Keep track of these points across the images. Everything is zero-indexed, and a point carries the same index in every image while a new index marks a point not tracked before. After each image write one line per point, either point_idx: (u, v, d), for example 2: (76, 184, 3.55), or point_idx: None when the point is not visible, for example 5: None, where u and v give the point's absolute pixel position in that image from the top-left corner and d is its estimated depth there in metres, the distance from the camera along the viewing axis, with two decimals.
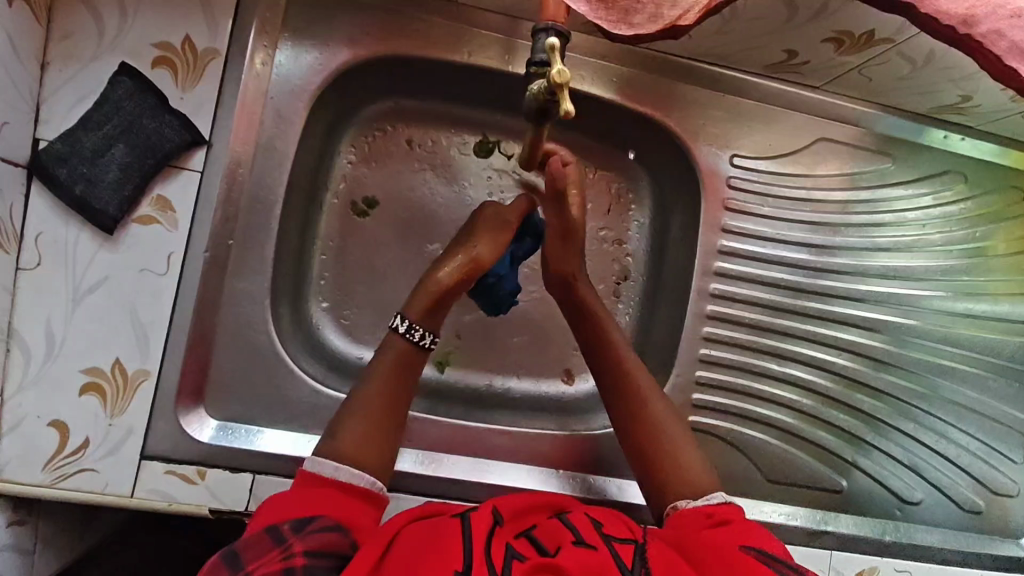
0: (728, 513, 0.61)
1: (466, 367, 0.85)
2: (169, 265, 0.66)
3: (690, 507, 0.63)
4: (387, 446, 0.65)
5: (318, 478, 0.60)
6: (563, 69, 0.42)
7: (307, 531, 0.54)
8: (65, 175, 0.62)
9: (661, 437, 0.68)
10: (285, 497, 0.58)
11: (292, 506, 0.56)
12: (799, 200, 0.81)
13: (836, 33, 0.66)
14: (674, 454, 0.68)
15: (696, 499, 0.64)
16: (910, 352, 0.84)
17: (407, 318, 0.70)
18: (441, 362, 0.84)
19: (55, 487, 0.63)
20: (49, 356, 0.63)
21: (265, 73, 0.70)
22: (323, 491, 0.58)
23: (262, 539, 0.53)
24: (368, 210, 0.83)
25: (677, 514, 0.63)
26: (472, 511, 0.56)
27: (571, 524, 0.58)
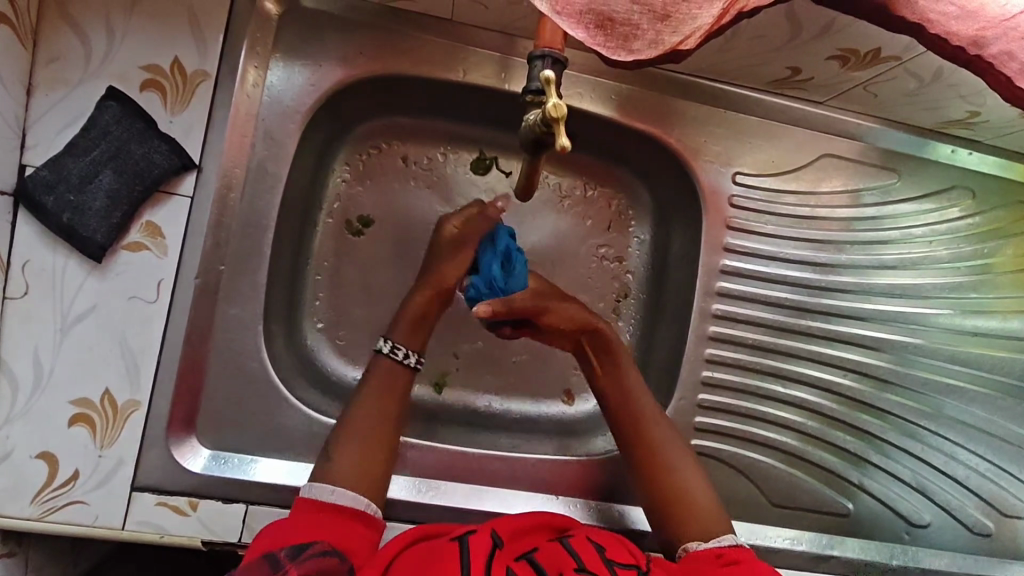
0: (734, 552, 0.61)
1: (463, 389, 0.84)
2: (159, 292, 0.65)
3: (700, 548, 0.62)
4: (385, 467, 0.64)
5: (315, 504, 0.58)
6: (559, 103, 0.41)
7: (308, 556, 0.52)
8: (52, 203, 0.61)
9: (677, 480, 0.67)
10: (281, 524, 0.56)
11: (290, 533, 0.55)
12: (803, 217, 0.80)
13: (842, 51, 0.64)
14: (687, 494, 0.67)
15: (705, 541, 0.63)
16: (917, 372, 0.82)
17: (389, 339, 0.70)
18: (439, 383, 0.83)
19: (45, 520, 0.62)
20: (36, 388, 0.62)
21: (257, 94, 0.69)
22: (319, 517, 0.57)
23: (260, 565, 0.51)
24: (364, 229, 0.82)
25: (688, 556, 0.63)
26: (471, 534, 0.57)
27: (572, 548, 0.57)
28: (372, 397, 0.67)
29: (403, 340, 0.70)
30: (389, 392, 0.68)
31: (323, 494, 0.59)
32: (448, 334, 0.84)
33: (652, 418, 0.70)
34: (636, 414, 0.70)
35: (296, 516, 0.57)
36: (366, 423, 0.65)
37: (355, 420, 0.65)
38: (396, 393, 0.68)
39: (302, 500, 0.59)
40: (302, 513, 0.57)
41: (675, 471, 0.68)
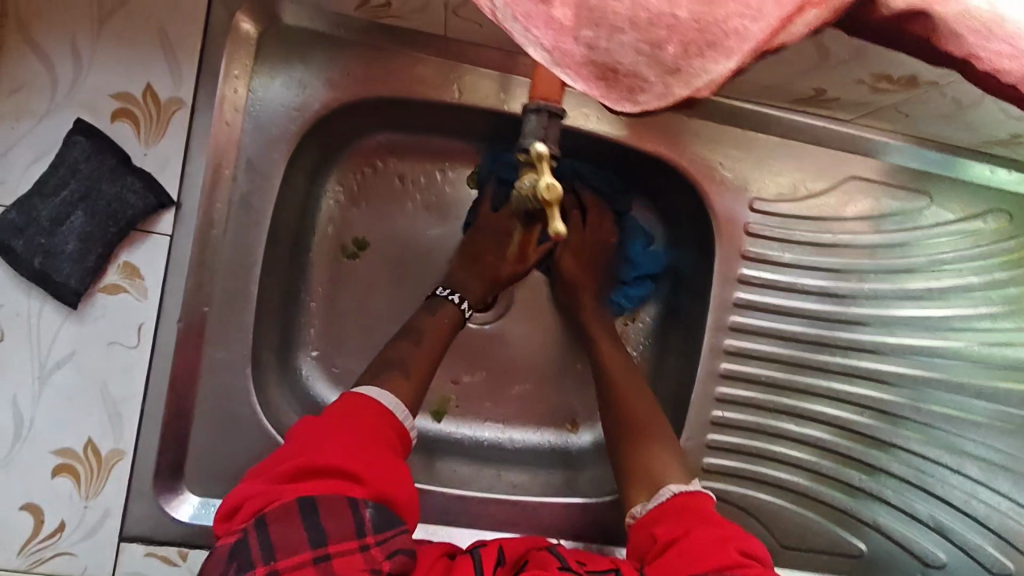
0: (671, 530, 0.56)
1: (463, 417, 0.81)
2: (140, 337, 0.61)
3: (643, 512, 0.61)
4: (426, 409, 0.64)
5: (381, 424, 0.57)
6: (550, 183, 0.37)
7: (387, 528, 0.48)
8: (22, 247, 0.57)
9: (644, 452, 0.66)
10: (349, 439, 0.53)
11: (371, 461, 0.52)
12: (825, 245, 0.74)
13: (874, 76, 0.58)
14: (653, 458, 0.65)
15: (649, 502, 0.61)
16: (936, 407, 0.77)
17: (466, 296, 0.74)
18: (437, 412, 0.81)
19: (34, 571, 0.61)
20: (17, 439, 0.60)
21: (237, 121, 0.63)
22: (389, 451, 0.55)
23: (347, 511, 0.47)
24: (359, 252, 0.78)
25: (633, 523, 0.61)
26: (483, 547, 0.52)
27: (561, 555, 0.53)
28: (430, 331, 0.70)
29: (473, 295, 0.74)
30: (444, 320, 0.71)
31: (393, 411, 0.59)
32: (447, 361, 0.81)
33: (623, 390, 0.71)
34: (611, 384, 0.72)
35: (361, 435, 0.54)
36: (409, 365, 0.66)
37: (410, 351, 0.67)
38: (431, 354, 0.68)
39: (376, 407, 0.58)
40: (370, 433, 0.55)
41: (648, 443, 0.67)
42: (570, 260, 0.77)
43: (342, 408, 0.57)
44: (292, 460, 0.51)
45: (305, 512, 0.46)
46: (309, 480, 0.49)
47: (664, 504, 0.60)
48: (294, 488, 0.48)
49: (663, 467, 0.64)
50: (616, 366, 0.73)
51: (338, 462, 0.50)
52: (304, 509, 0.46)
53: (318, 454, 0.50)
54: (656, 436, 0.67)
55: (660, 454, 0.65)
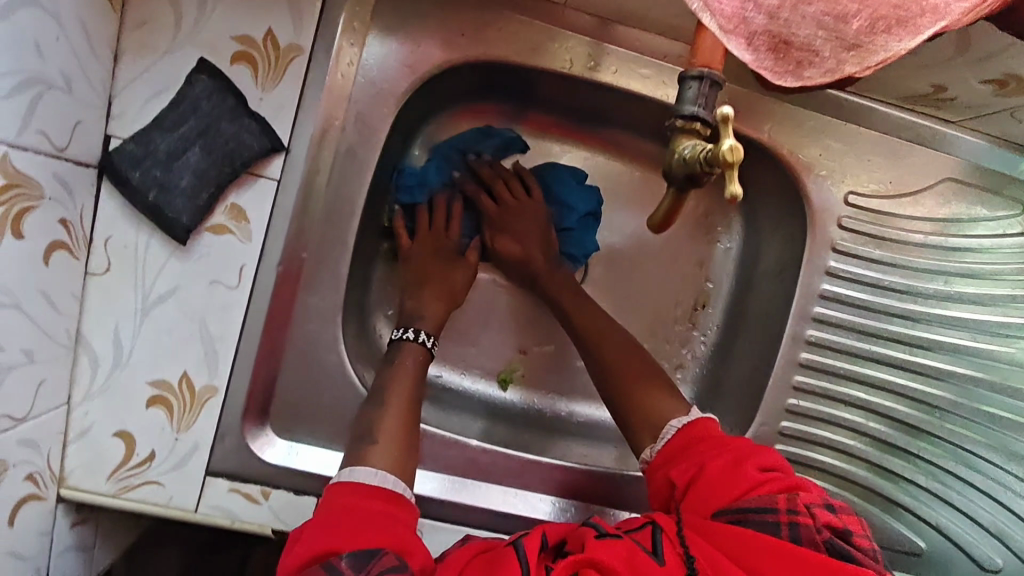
0: (686, 469, 0.57)
1: (530, 388, 0.82)
2: (241, 278, 0.62)
3: (654, 457, 0.61)
4: (413, 430, 0.58)
5: (352, 488, 0.50)
6: (736, 146, 0.36)
7: (368, 563, 0.44)
8: (138, 178, 0.58)
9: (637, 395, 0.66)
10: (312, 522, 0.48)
11: (340, 528, 0.46)
12: (915, 244, 0.74)
13: (1002, 76, 0.58)
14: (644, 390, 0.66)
15: (655, 444, 0.62)
16: (982, 407, 0.73)
17: (420, 329, 0.67)
18: (504, 379, 0.81)
19: (121, 497, 0.62)
20: (116, 366, 0.61)
21: (352, 73, 0.64)
22: (365, 504, 0.49)
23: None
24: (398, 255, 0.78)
25: (647, 471, 0.61)
26: (525, 535, 0.48)
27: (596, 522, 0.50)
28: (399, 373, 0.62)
29: (432, 328, 0.68)
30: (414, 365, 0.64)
31: (366, 478, 0.51)
32: (518, 331, 0.82)
33: (599, 328, 0.72)
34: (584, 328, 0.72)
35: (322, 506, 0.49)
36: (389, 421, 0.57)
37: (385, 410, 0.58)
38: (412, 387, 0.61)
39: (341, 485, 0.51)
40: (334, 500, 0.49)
41: (638, 383, 0.66)
42: (507, 242, 0.75)
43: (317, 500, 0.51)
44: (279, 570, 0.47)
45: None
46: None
47: (671, 440, 0.61)
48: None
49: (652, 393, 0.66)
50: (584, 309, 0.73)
51: (303, 550, 0.46)
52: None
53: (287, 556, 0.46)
54: (635, 356, 0.69)
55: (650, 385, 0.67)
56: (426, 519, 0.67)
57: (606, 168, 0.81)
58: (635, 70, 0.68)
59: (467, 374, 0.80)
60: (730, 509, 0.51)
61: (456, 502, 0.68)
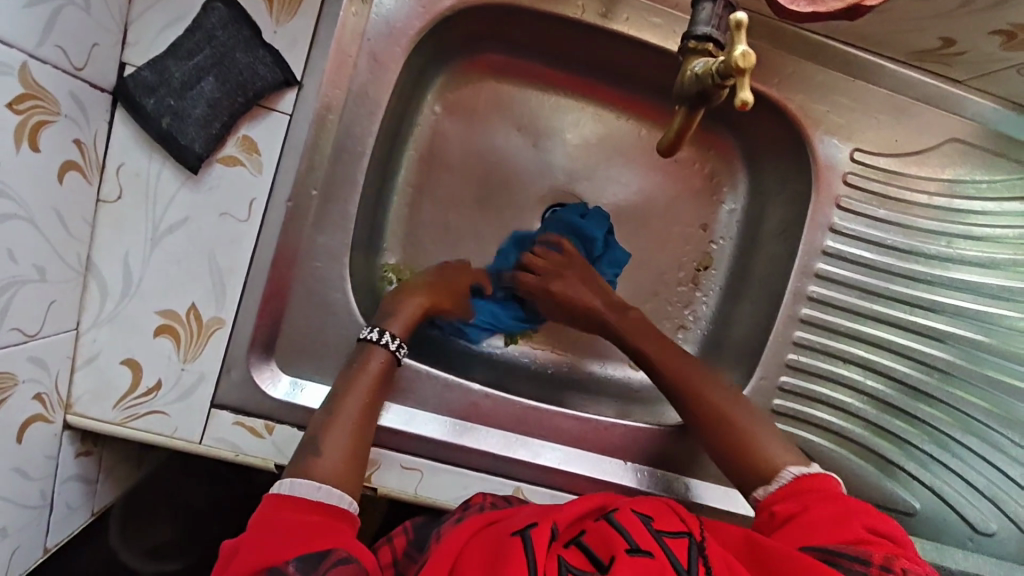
0: (791, 505, 0.57)
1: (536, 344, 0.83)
2: (251, 212, 0.63)
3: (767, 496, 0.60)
4: (363, 446, 0.59)
5: (290, 504, 0.51)
6: (749, 52, 0.36)
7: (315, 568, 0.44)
8: (152, 106, 0.58)
9: (730, 426, 0.64)
10: (256, 536, 0.47)
11: (285, 537, 0.47)
12: (919, 205, 0.75)
13: (1010, 26, 0.59)
14: (737, 428, 0.64)
15: (770, 485, 0.60)
16: (980, 369, 0.75)
17: (384, 330, 0.65)
18: (511, 336, 0.82)
19: (126, 425, 0.63)
20: (124, 295, 0.62)
21: (365, 12, 0.64)
22: (305, 517, 0.50)
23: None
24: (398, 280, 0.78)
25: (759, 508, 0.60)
26: (531, 528, 0.49)
27: (619, 526, 0.50)
28: (356, 383, 0.61)
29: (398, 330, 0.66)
30: (370, 374, 0.62)
31: (308, 493, 0.52)
32: None
33: (681, 368, 0.69)
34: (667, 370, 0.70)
35: (266, 523, 0.49)
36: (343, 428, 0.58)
37: (342, 417, 0.58)
38: (367, 394, 0.61)
39: (275, 497, 0.51)
40: (273, 516, 0.49)
41: (729, 414, 0.65)
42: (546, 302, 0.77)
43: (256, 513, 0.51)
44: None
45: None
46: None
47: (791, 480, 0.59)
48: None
49: (745, 431, 0.64)
50: (664, 348, 0.71)
51: (247, 560, 0.45)
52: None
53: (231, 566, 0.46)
54: (707, 384, 0.67)
55: (742, 420, 0.65)
56: (427, 460, 0.68)
57: (611, 125, 0.82)
58: (647, 19, 0.68)
59: None
60: (819, 548, 0.51)
61: (458, 444, 0.68)
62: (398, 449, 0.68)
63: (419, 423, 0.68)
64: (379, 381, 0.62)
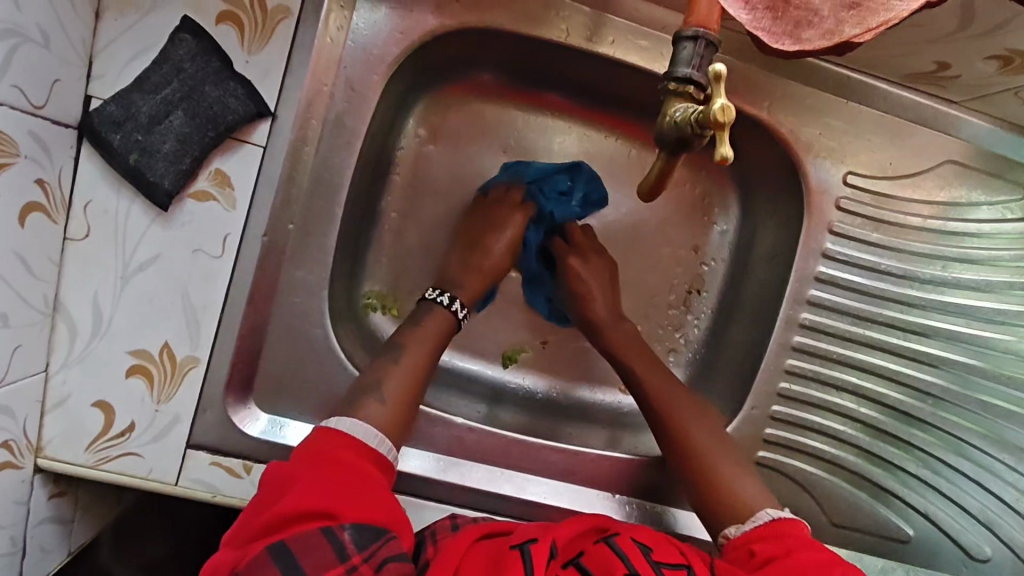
0: (773, 549, 0.55)
1: (529, 370, 0.81)
2: (225, 248, 0.61)
3: (738, 535, 0.59)
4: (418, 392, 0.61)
5: (349, 445, 0.52)
6: (727, 106, 0.35)
7: (371, 543, 0.44)
8: (119, 141, 0.57)
9: (710, 465, 0.65)
10: (317, 477, 0.47)
11: (347, 491, 0.47)
12: (913, 228, 0.73)
13: (1007, 52, 0.57)
14: (722, 476, 0.64)
15: (743, 524, 0.60)
16: (976, 394, 0.74)
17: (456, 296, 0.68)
18: (509, 358, 0.80)
19: (99, 468, 0.61)
20: (95, 335, 0.60)
21: (340, 39, 0.62)
22: (362, 470, 0.50)
23: (319, 544, 0.42)
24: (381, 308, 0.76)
25: (728, 546, 0.59)
26: (532, 544, 0.49)
27: (620, 551, 0.50)
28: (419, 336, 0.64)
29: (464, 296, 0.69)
30: (437, 329, 0.66)
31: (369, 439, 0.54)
32: (510, 311, 0.81)
33: (678, 410, 0.68)
34: (668, 413, 0.69)
35: (323, 468, 0.48)
36: (402, 376, 0.60)
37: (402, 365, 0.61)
38: (433, 341, 0.65)
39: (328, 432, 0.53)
40: (331, 459, 0.49)
41: (712, 452, 0.66)
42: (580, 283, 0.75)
43: (314, 448, 0.51)
44: (263, 512, 0.47)
45: (273, 558, 0.42)
46: (276, 530, 0.44)
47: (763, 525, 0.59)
48: (262, 542, 0.44)
49: (733, 479, 0.64)
50: (667, 387, 0.70)
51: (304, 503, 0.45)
52: (270, 557, 0.42)
53: (281, 502, 0.46)
54: (696, 412, 0.68)
55: (725, 467, 0.65)
56: (410, 497, 0.66)
57: (598, 144, 0.80)
58: (634, 42, 0.66)
59: (461, 355, 0.79)
60: None
61: (443, 481, 0.67)
62: None
63: (402, 460, 0.67)
64: (439, 337, 0.66)
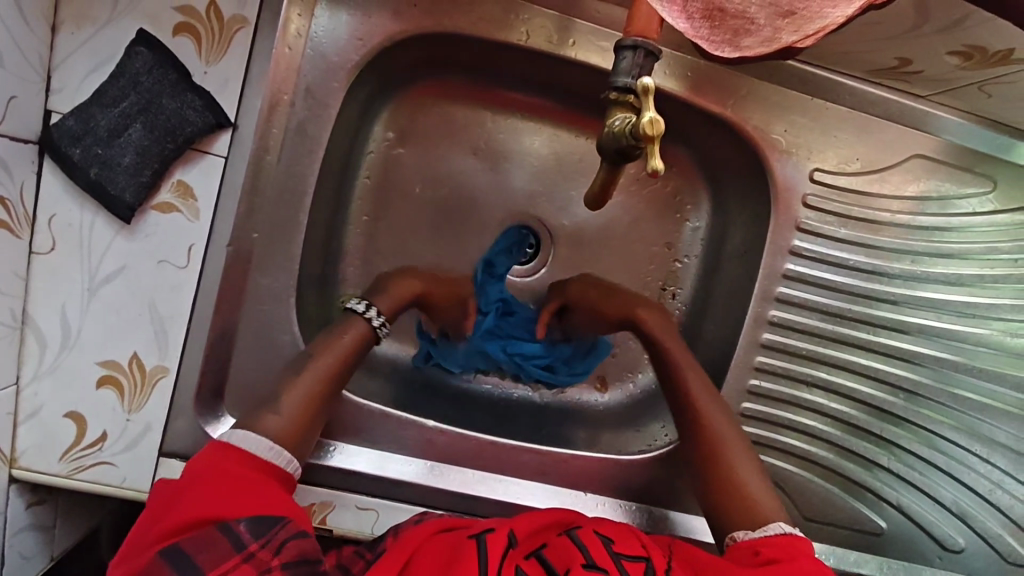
0: (777, 551, 0.54)
1: (507, 373, 0.82)
2: (190, 258, 0.61)
3: (747, 539, 0.57)
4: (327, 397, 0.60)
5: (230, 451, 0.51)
6: (656, 119, 0.35)
7: (267, 530, 0.45)
8: (79, 156, 0.57)
9: (726, 457, 0.64)
10: (205, 479, 0.48)
11: (234, 488, 0.48)
12: (882, 223, 0.73)
13: (967, 47, 0.56)
14: (735, 469, 0.63)
15: (753, 530, 0.58)
16: (947, 387, 0.74)
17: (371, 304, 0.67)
18: (483, 363, 0.81)
19: (73, 478, 0.62)
20: (64, 346, 0.60)
21: (299, 46, 0.62)
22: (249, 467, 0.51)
23: (212, 541, 0.44)
24: None
25: (733, 547, 0.58)
26: (489, 533, 0.50)
27: (580, 542, 0.51)
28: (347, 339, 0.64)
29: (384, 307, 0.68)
30: (348, 340, 0.64)
31: (261, 452, 0.53)
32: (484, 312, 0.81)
33: (704, 402, 0.67)
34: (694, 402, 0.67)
35: (211, 468, 0.49)
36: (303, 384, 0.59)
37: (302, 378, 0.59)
38: (344, 354, 0.63)
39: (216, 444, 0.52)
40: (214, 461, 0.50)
41: (729, 446, 0.64)
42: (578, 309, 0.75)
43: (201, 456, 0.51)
44: (152, 524, 0.47)
45: (166, 563, 0.42)
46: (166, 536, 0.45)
47: (773, 536, 0.56)
48: (154, 549, 0.44)
49: (745, 475, 0.63)
50: (696, 379, 0.68)
51: (192, 507, 0.46)
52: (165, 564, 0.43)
53: (170, 512, 0.46)
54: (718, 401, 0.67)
55: (740, 462, 0.63)
56: (382, 500, 0.67)
57: (567, 143, 0.80)
58: (597, 43, 0.66)
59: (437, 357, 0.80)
60: None
61: (414, 483, 0.68)
62: (352, 489, 0.67)
63: (375, 464, 0.68)
64: (352, 350, 0.64)
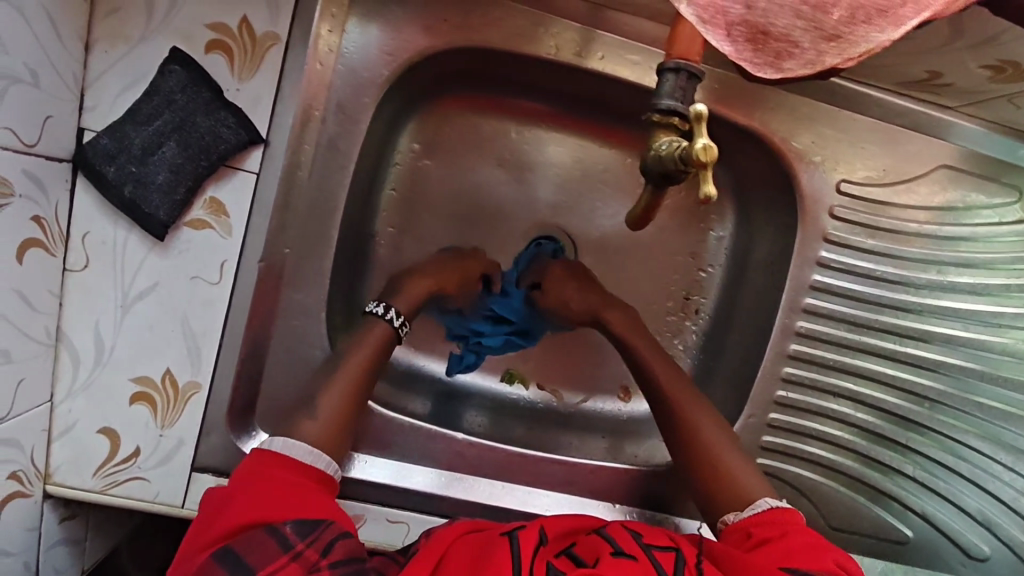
0: (768, 530, 0.56)
1: (535, 382, 0.82)
2: (222, 274, 0.61)
3: (738, 521, 0.59)
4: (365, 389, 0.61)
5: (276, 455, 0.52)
6: (709, 145, 0.35)
7: (313, 530, 0.46)
8: (114, 174, 0.57)
9: (711, 455, 0.64)
10: (251, 482, 0.49)
11: (280, 491, 0.49)
12: (908, 233, 0.73)
13: (999, 62, 0.56)
14: (725, 465, 0.63)
15: (743, 511, 0.60)
16: (972, 397, 0.74)
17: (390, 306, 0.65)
18: (511, 374, 0.81)
19: (108, 493, 0.62)
20: (98, 363, 0.61)
21: (330, 62, 0.62)
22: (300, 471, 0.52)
23: (261, 541, 0.45)
24: None
25: (727, 530, 0.59)
26: (521, 530, 0.51)
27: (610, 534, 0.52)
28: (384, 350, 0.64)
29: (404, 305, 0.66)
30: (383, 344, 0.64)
31: (299, 454, 0.53)
32: None
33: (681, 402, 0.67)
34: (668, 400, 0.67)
35: (257, 474, 0.50)
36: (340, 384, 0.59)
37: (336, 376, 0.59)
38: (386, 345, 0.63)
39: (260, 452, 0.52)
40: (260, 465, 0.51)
41: (717, 442, 0.64)
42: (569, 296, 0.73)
43: (244, 464, 0.52)
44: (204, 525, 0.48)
45: (220, 562, 0.44)
46: (218, 539, 0.46)
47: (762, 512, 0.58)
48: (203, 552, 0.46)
49: (737, 470, 0.63)
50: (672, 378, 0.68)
51: (240, 510, 0.47)
52: (214, 561, 0.44)
53: (221, 512, 0.48)
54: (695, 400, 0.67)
55: (727, 456, 0.64)
56: (413, 512, 0.68)
57: (592, 154, 0.80)
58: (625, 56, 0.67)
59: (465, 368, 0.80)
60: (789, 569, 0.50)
61: (444, 496, 0.68)
62: (383, 503, 0.67)
63: (405, 477, 0.68)
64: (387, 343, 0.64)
